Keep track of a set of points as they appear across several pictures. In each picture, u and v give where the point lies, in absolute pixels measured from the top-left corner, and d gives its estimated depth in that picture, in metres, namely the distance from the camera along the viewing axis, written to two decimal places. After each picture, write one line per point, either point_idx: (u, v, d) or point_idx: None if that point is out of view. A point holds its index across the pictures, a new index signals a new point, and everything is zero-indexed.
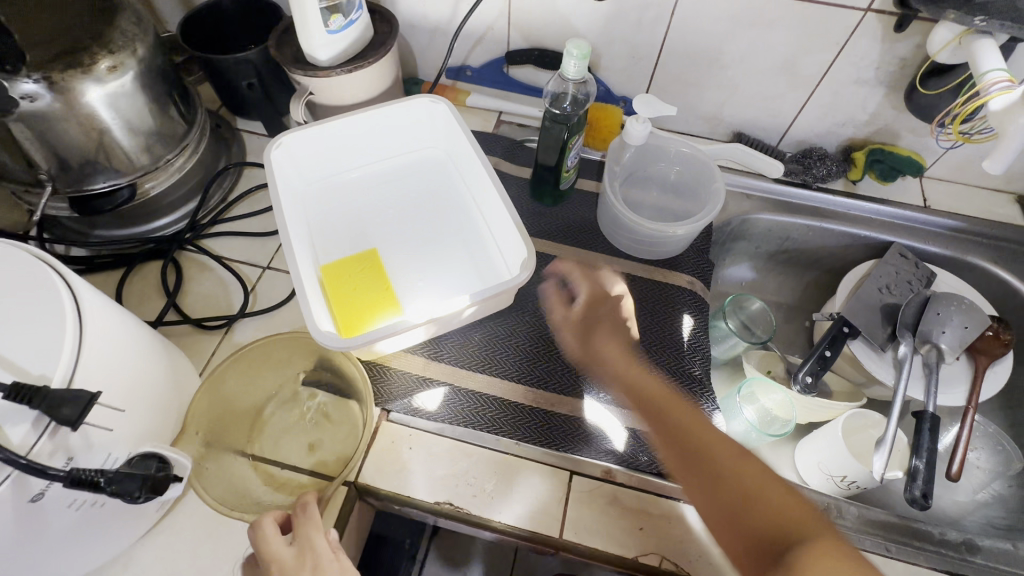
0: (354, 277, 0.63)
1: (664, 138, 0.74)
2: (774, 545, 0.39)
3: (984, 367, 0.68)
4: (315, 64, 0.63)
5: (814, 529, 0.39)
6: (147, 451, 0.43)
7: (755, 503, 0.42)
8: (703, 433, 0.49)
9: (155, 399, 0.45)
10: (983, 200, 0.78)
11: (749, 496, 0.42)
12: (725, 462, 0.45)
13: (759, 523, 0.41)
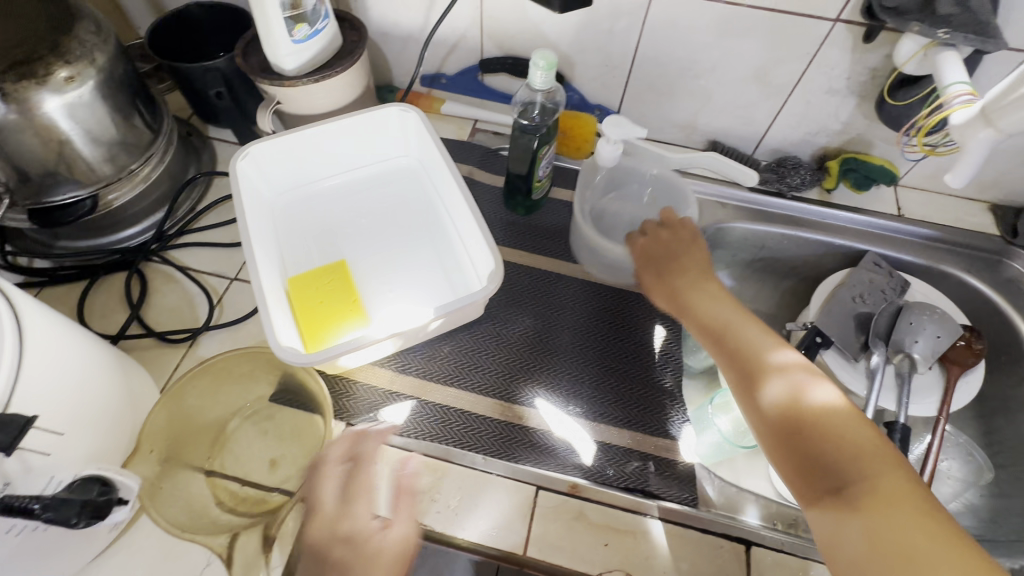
0: (321, 289, 0.61)
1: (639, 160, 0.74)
2: (841, 479, 0.39)
3: (955, 377, 0.68)
4: (281, 73, 0.62)
5: (881, 466, 0.39)
6: (91, 474, 0.42)
7: (819, 433, 0.42)
8: (767, 359, 0.47)
9: (105, 418, 0.45)
10: (957, 208, 0.78)
11: (815, 427, 0.42)
12: (782, 393, 0.45)
13: (820, 451, 0.41)
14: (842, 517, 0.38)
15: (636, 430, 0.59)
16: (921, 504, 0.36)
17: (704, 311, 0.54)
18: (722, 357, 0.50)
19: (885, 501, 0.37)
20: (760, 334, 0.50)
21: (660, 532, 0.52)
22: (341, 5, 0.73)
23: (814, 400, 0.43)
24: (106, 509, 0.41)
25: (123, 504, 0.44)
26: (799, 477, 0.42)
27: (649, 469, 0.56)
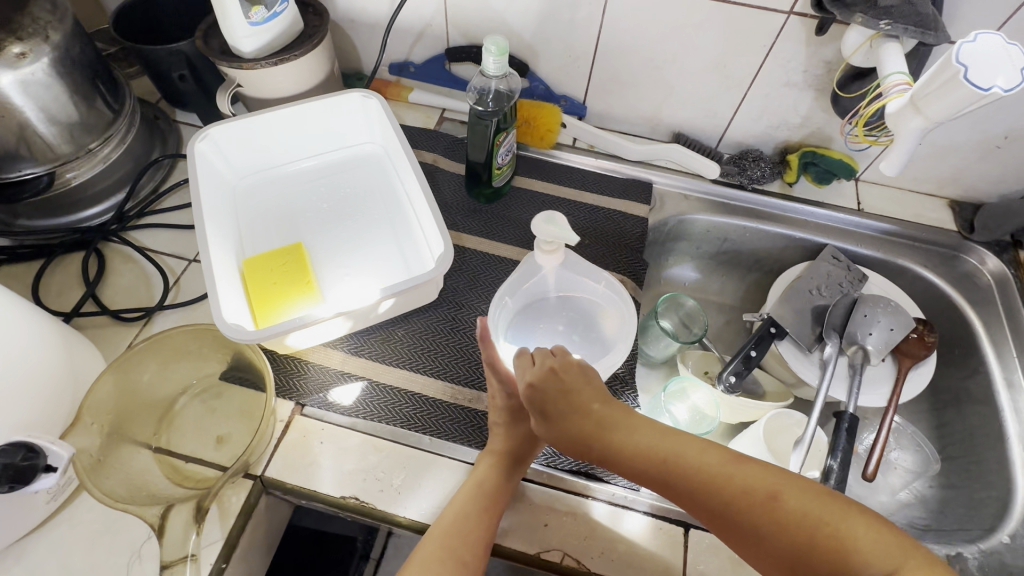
0: (276, 271, 0.60)
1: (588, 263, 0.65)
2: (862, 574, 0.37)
3: (907, 369, 0.68)
4: (240, 55, 0.63)
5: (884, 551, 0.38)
6: (18, 440, 0.43)
7: (818, 547, 0.39)
8: (717, 486, 0.42)
9: (38, 387, 0.45)
10: (917, 203, 0.78)
11: (810, 546, 0.39)
12: (760, 518, 0.40)
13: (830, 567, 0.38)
14: None
15: None
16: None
17: (622, 444, 0.45)
18: (678, 498, 0.43)
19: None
20: (689, 453, 0.44)
21: (601, 514, 0.53)
22: None
23: (790, 510, 0.40)
24: (29, 474, 0.42)
25: (53, 472, 0.44)
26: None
27: None
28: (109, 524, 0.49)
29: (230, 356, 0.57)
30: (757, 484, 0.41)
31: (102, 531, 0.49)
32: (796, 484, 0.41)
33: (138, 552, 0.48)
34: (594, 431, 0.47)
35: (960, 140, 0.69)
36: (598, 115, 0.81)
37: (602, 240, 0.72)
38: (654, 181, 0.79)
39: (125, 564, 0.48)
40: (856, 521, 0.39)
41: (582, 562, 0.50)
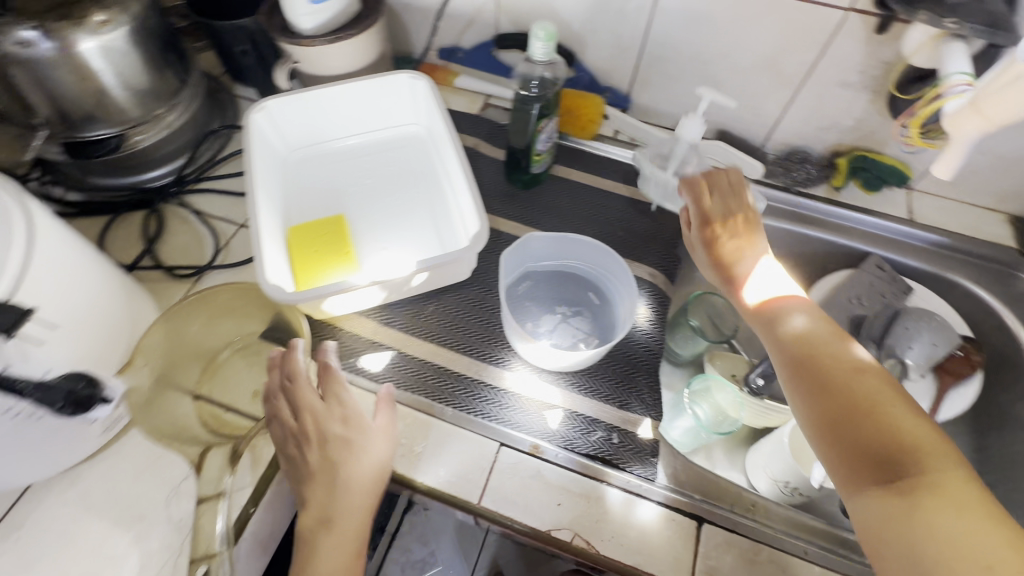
0: (318, 240, 0.64)
1: (619, 275, 0.64)
2: (891, 455, 0.37)
3: (947, 387, 0.66)
4: (299, 33, 0.66)
5: (948, 464, 0.35)
6: (79, 372, 0.46)
7: (876, 420, 0.38)
8: (812, 340, 0.45)
9: (100, 329, 0.49)
10: (974, 217, 0.74)
11: (869, 416, 0.39)
12: (838, 375, 0.42)
13: (875, 440, 0.38)
14: (883, 499, 0.35)
15: (607, 402, 0.60)
16: (982, 506, 0.33)
17: (747, 267, 0.54)
18: (767, 334, 0.48)
19: (951, 501, 0.33)
20: (813, 317, 0.47)
21: (615, 499, 0.54)
22: None
23: (866, 383, 0.41)
24: (89, 402, 0.46)
25: (107, 404, 0.48)
26: (846, 461, 0.38)
27: (613, 439, 0.57)
28: (153, 461, 0.53)
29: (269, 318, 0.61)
30: (854, 365, 0.42)
31: (146, 466, 0.53)
32: (891, 382, 0.41)
33: (176, 490, 0.52)
34: (739, 261, 0.54)
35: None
36: (642, 109, 0.81)
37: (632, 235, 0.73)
38: None
39: (163, 499, 0.51)
40: (926, 437, 0.37)
41: (591, 543, 0.51)
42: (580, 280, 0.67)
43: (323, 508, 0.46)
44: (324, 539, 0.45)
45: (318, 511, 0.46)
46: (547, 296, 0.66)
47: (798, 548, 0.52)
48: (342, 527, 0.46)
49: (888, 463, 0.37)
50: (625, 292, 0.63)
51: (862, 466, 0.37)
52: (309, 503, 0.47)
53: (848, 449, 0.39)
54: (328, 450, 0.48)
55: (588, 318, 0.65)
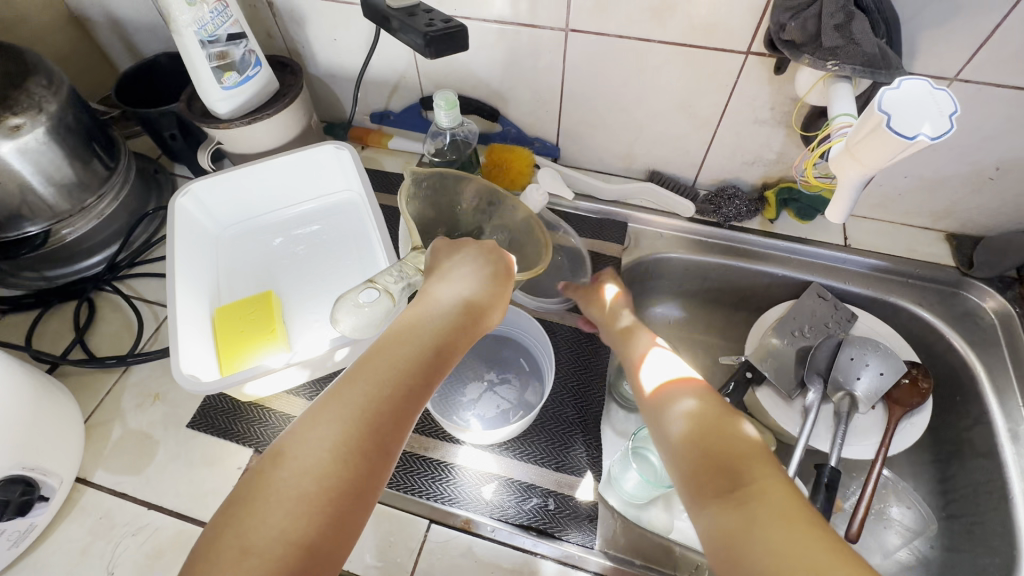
0: (243, 320, 0.63)
1: (542, 340, 0.63)
2: (728, 469, 0.38)
3: (897, 419, 0.63)
4: (217, 116, 0.67)
5: (766, 470, 0.38)
6: (17, 476, 0.48)
7: (722, 441, 0.40)
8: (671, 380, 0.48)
9: (19, 440, 0.48)
10: (909, 237, 0.73)
11: (711, 434, 0.41)
12: (687, 403, 0.45)
13: (719, 453, 0.40)
14: (723, 515, 0.36)
15: (543, 465, 0.57)
16: (803, 515, 0.35)
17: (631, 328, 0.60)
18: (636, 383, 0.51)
19: (775, 509, 0.35)
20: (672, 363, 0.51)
21: (550, 572, 0.52)
22: (289, 48, 0.78)
23: (711, 408, 0.43)
24: (28, 505, 0.49)
25: (45, 501, 0.52)
26: (694, 477, 0.40)
27: (549, 506, 0.55)
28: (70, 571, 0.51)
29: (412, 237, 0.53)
30: (697, 393, 0.46)
31: None
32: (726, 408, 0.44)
33: None
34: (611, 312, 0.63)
35: (946, 172, 0.66)
36: (572, 156, 0.82)
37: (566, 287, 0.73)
38: (629, 221, 0.78)
39: None
40: (750, 447, 0.40)
41: None
42: (508, 344, 0.67)
43: (414, 339, 0.43)
44: (399, 370, 0.40)
45: (409, 338, 0.43)
46: (477, 361, 0.65)
47: None
48: (407, 373, 0.41)
49: (727, 476, 0.38)
50: (548, 358, 0.62)
51: (705, 478, 0.39)
52: (400, 331, 0.44)
53: (695, 467, 0.40)
54: (471, 305, 0.47)
55: (516, 386, 0.63)
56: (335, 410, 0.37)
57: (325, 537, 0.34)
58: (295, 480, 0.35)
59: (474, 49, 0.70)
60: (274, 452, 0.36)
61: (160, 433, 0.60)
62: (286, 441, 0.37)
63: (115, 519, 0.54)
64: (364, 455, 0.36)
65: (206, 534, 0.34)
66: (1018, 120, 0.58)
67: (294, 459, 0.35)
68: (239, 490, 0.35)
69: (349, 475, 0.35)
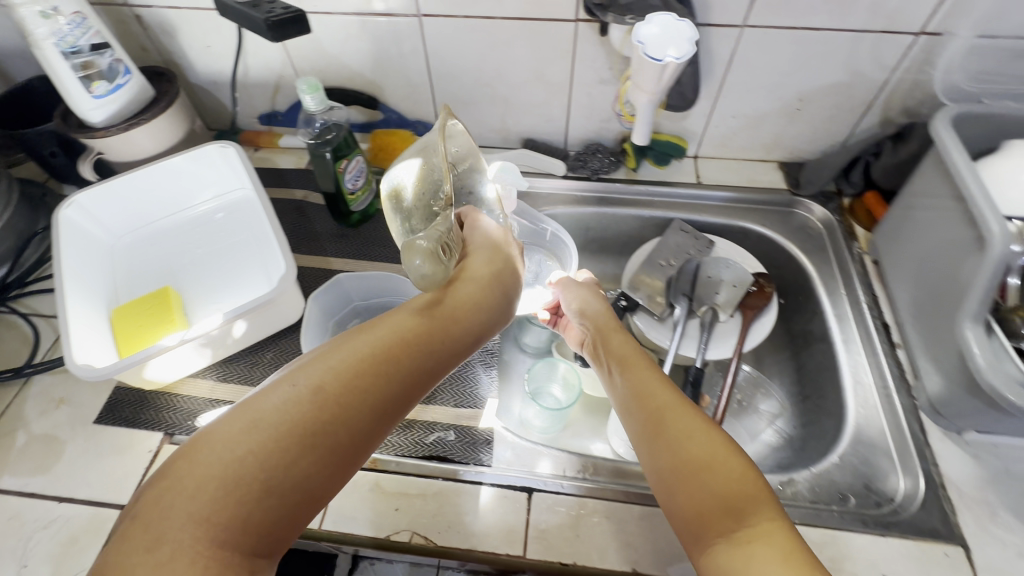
0: (140, 313, 0.65)
1: None
2: (730, 506, 0.38)
3: (749, 320, 0.73)
4: (92, 126, 0.69)
5: (767, 508, 0.38)
6: None
7: (720, 475, 0.39)
8: (670, 398, 0.47)
9: None
10: (750, 170, 0.84)
11: (712, 474, 0.40)
12: (682, 422, 0.44)
13: (722, 489, 0.39)
14: (724, 547, 0.36)
15: (443, 405, 0.63)
16: (801, 557, 0.35)
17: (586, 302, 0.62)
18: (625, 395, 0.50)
19: (775, 551, 0.35)
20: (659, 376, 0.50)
21: (450, 491, 0.56)
22: (165, 60, 0.81)
23: (715, 434, 0.42)
24: None
25: None
26: (696, 512, 0.39)
27: (449, 437, 0.60)
28: None
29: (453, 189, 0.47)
30: (695, 416, 0.44)
31: None
32: (723, 436, 0.43)
33: None
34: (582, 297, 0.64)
35: (763, 108, 0.77)
36: None
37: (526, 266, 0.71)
38: None
39: None
40: (747, 480, 0.39)
41: (429, 538, 0.54)
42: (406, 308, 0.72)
43: (454, 315, 0.42)
44: (427, 339, 0.40)
45: (452, 314, 0.42)
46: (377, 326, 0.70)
47: (620, 494, 0.56)
48: (438, 344, 0.40)
49: (729, 514, 0.38)
50: None
51: (711, 519, 0.38)
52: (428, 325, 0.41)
53: (699, 500, 0.39)
54: (505, 279, 0.47)
55: None
56: (355, 371, 0.36)
57: (321, 490, 0.33)
58: (320, 424, 0.33)
59: (342, 43, 0.76)
60: (301, 387, 0.34)
61: (67, 434, 0.61)
62: (318, 380, 0.35)
63: (24, 518, 0.56)
64: (379, 420, 0.36)
65: (209, 447, 0.31)
66: (802, 55, 0.69)
67: (327, 403, 0.34)
68: (257, 414, 0.33)
69: (360, 443, 0.35)
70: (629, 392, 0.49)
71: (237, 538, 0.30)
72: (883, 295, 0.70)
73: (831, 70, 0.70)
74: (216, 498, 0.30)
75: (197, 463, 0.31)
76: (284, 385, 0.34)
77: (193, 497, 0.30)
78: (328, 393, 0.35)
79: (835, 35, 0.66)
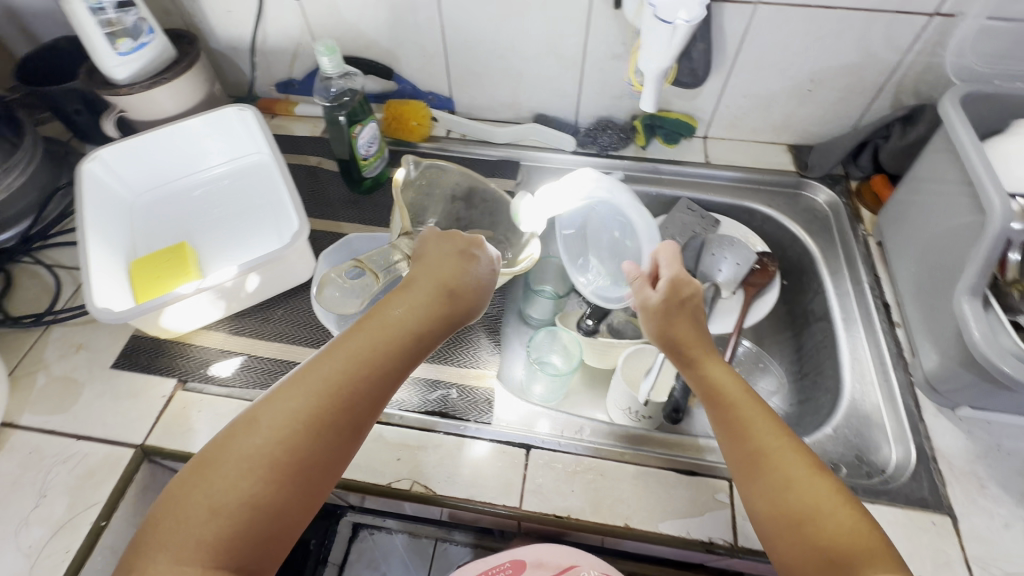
0: (155, 266, 0.67)
1: None
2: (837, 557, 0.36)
3: (752, 296, 0.75)
4: (115, 83, 0.71)
5: (875, 556, 0.36)
6: None
7: (825, 524, 0.38)
8: (772, 432, 0.42)
9: None
10: (758, 152, 0.85)
11: (818, 525, 0.38)
12: (782, 465, 0.40)
13: (829, 540, 0.37)
14: None
15: (446, 363, 0.65)
16: None
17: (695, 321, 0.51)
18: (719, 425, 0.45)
19: None
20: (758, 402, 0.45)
21: (452, 445, 0.58)
22: (187, 24, 0.83)
23: (817, 484, 0.39)
24: None
25: None
26: (800, 561, 0.38)
27: (452, 395, 0.62)
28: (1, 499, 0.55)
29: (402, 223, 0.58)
30: (801, 456, 0.41)
31: None
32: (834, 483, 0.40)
33: (25, 519, 0.54)
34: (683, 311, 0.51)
35: (775, 88, 0.77)
36: (467, 107, 0.90)
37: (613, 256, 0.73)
38: (521, 160, 0.87)
39: (12, 530, 0.53)
40: (855, 528, 0.37)
41: (429, 486, 0.55)
42: None
43: (396, 327, 0.43)
44: (368, 354, 0.41)
45: (391, 326, 0.43)
46: None
47: (616, 453, 0.58)
48: (386, 358, 0.42)
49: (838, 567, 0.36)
50: None
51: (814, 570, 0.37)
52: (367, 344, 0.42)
53: (806, 551, 0.37)
54: (456, 289, 0.47)
55: None
56: (296, 396, 0.39)
57: (287, 503, 0.37)
58: (261, 449, 0.37)
59: (359, 10, 0.77)
60: (246, 419, 0.38)
61: (84, 377, 0.64)
62: (260, 413, 0.38)
63: (44, 452, 0.58)
64: (332, 432, 0.39)
65: (179, 493, 0.36)
66: (816, 34, 0.69)
67: (273, 429, 0.37)
68: (213, 453, 0.37)
69: (320, 458, 0.38)
70: (724, 429, 0.44)
71: (215, 557, 0.34)
72: (885, 276, 0.71)
73: (842, 51, 0.70)
74: (188, 533, 0.34)
75: (170, 505, 0.35)
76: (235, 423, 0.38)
77: (166, 530, 0.35)
78: (268, 423, 0.37)
79: (848, 14, 0.66)
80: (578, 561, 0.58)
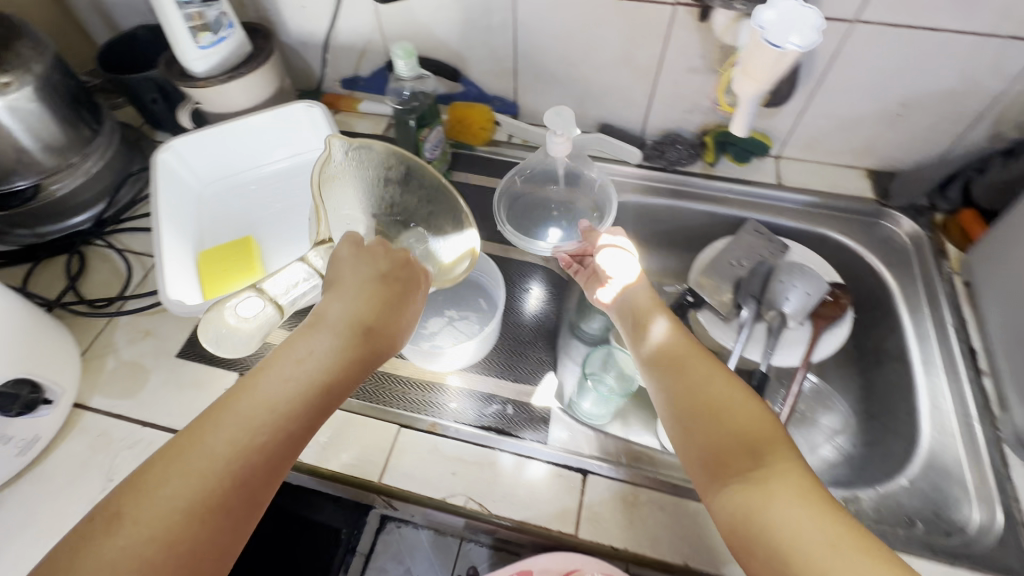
0: (222, 259, 0.68)
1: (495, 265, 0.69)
2: (740, 447, 0.42)
3: (821, 329, 0.71)
4: (193, 75, 0.72)
5: (776, 451, 0.42)
6: (24, 377, 0.54)
7: (732, 421, 0.44)
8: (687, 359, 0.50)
9: (26, 352, 0.54)
10: (835, 175, 0.81)
11: (727, 423, 0.44)
12: (696, 382, 0.48)
13: (736, 434, 0.43)
14: (744, 489, 0.40)
15: (501, 377, 0.64)
16: (811, 489, 0.39)
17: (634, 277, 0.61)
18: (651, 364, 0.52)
19: (790, 485, 0.39)
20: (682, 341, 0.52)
21: (507, 463, 0.57)
22: (260, 17, 0.83)
23: (728, 402, 0.45)
24: (36, 404, 0.54)
25: (50, 405, 0.57)
26: (711, 460, 0.43)
27: (508, 411, 0.61)
28: (71, 479, 0.57)
29: (316, 230, 0.50)
30: (715, 380, 0.47)
31: (64, 485, 0.56)
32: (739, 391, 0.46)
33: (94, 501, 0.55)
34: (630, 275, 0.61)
35: (861, 110, 0.73)
36: (531, 113, 0.88)
37: (541, 222, 0.77)
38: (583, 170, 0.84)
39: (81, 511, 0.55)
40: (759, 425, 0.44)
41: (484, 504, 0.55)
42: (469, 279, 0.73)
43: (296, 378, 0.41)
44: (263, 416, 0.38)
45: (294, 376, 0.41)
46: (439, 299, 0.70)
47: (676, 486, 0.56)
48: (282, 418, 0.39)
49: (746, 454, 0.42)
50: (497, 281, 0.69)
51: (728, 460, 0.42)
52: (258, 408, 0.39)
53: (716, 449, 0.43)
54: (371, 326, 0.45)
55: (473, 321, 0.68)
56: (182, 474, 0.35)
57: None
58: (137, 545, 0.32)
59: (433, 11, 0.76)
60: (117, 510, 0.33)
61: (151, 363, 0.65)
62: (125, 506, 0.34)
63: (112, 436, 0.60)
64: (223, 508, 0.35)
65: None
66: (916, 57, 0.65)
67: (153, 518, 0.33)
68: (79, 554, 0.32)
69: (205, 540, 0.34)
70: (654, 365, 0.51)
71: None
72: (972, 319, 0.66)
73: (942, 76, 0.66)
74: None
75: None
76: (105, 519, 0.33)
77: None
78: (147, 511, 0.34)
79: (955, 37, 0.62)
80: (581, 565, 0.54)
